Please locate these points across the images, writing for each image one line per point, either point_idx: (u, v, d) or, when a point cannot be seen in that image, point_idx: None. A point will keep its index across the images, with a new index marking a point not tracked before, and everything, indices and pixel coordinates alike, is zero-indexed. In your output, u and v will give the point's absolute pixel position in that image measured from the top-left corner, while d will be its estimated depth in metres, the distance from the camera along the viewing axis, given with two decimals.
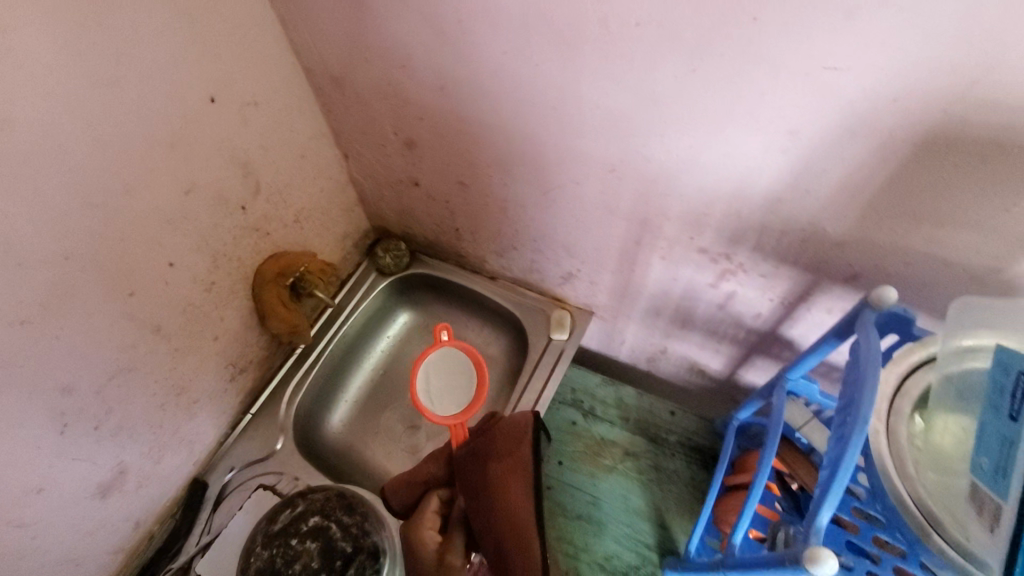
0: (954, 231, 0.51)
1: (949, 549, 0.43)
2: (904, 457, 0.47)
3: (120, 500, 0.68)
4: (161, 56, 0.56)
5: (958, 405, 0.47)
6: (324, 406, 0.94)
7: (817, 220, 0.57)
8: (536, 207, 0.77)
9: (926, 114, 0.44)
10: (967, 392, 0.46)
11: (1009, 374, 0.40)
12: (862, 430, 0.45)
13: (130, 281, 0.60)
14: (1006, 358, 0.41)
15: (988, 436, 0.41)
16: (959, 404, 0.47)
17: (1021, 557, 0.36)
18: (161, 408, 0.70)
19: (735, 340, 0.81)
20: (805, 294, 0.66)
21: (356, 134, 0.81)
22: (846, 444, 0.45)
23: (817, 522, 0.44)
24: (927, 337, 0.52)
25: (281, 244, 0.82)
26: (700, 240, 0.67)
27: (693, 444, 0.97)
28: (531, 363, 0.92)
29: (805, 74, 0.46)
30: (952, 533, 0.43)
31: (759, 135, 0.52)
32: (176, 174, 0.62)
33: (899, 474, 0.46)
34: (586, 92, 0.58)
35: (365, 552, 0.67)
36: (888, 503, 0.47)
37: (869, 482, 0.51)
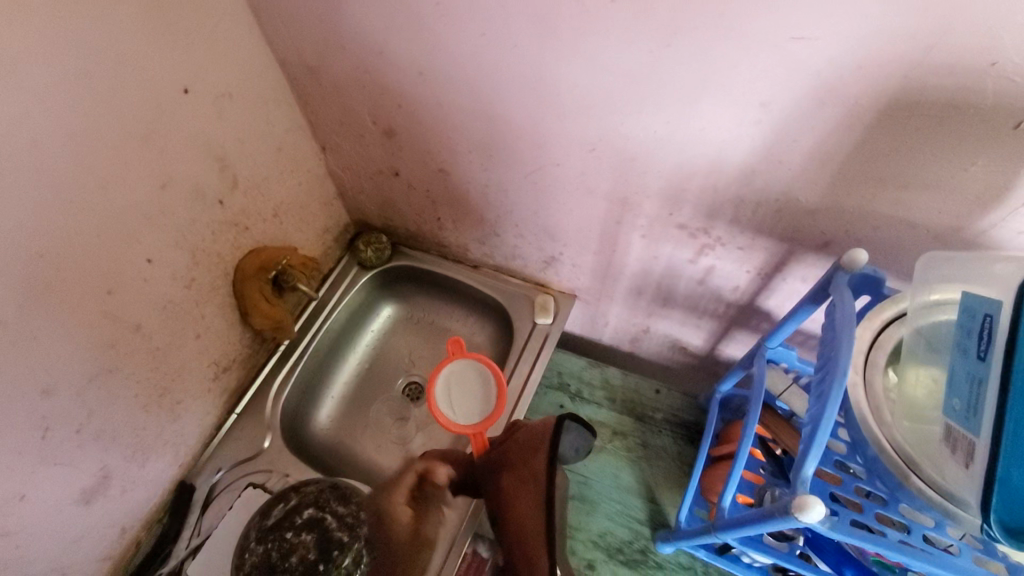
0: (917, 193, 0.52)
1: (927, 488, 0.43)
2: (881, 407, 0.47)
3: (105, 505, 0.69)
4: (128, 48, 0.54)
5: (929, 357, 0.46)
6: (312, 401, 0.95)
7: (791, 190, 0.57)
8: (516, 192, 0.76)
9: (888, 81, 0.44)
10: (937, 343, 0.46)
11: (976, 318, 0.40)
12: (841, 384, 0.45)
13: (108, 279, 0.59)
14: (973, 302, 0.40)
15: (958, 377, 0.40)
16: (930, 353, 0.46)
17: (998, 493, 0.36)
18: (144, 409, 0.70)
19: (715, 315, 0.82)
20: (780, 264, 0.67)
21: (334, 125, 0.79)
22: (826, 400, 0.46)
23: (802, 473, 0.45)
24: (898, 294, 0.52)
25: (261, 239, 0.81)
26: (678, 216, 0.67)
27: (678, 420, 0.99)
28: (516, 349, 0.93)
29: (775, 44, 0.45)
30: (929, 472, 0.44)
31: (732, 107, 0.51)
32: (151, 168, 0.60)
33: (877, 423, 0.46)
34: (563, 73, 0.56)
35: (361, 541, 0.67)
36: (869, 454, 0.47)
37: (852, 436, 0.50)
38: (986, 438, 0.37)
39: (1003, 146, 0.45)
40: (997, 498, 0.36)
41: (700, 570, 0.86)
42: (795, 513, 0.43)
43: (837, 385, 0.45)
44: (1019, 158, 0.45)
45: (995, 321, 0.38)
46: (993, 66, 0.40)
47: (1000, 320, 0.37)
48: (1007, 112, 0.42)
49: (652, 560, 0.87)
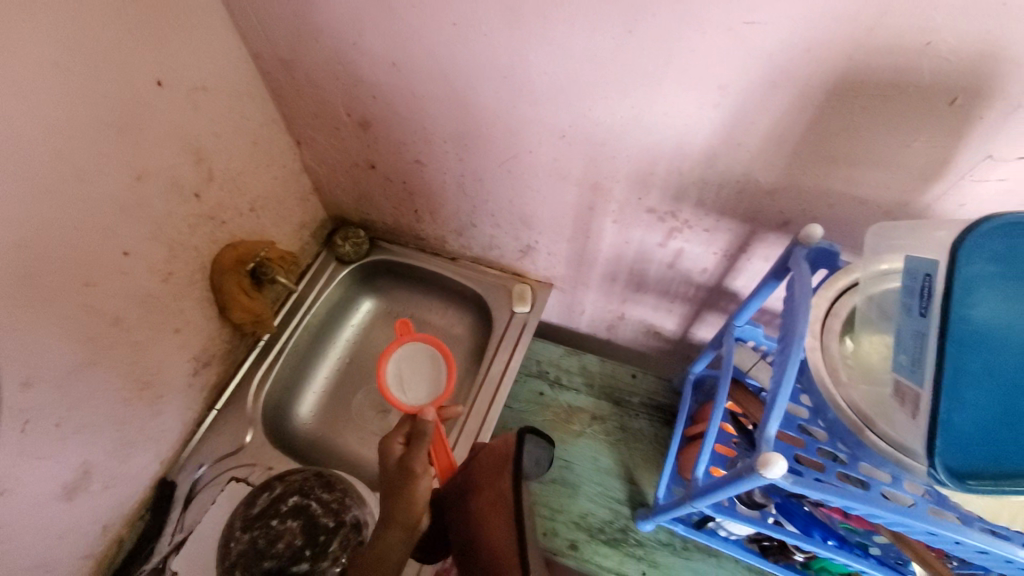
0: (864, 171, 0.55)
1: (881, 442, 0.46)
2: (839, 367, 0.50)
3: (87, 501, 0.68)
4: (103, 39, 0.54)
5: (880, 321, 0.49)
6: (292, 396, 0.96)
7: (750, 172, 0.60)
8: (492, 182, 0.78)
9: (835, 60, 0.47)
10: (886, 308, 0.48)
11: (917, 278, 0.42)
12: (799, 348, 0.48)
13: (86, 272, 0.59)
14: (915, 264, 0.43)
15: (905, 336, 0.42)
16: (881, 318, 0.49)
17: (939, 440, 0.37)
18: (125, 403, 0.70)
19: (685, 299, 0.86)
20: (744, 245, 0.70)
21: (309, 119, 0.80)
22: (787, 362, 0.48)
23: (766, 433, 0.47)
24: (850, 265, 0.55)
25: (238, 233, 0.81)
26: (647, 200, 0.70)
27: (655, 403, 1.02)
28: (495, 338, 0.94)
29: (729, 29, 0.48)
30: (882, 428, 0.46)
31: (692, 90, 0.54)
32: (128, 159, 0.60)
33: (833, 384, 0.49)
34: (533, 61, 0.58)
35: (347, 525, 0.68)
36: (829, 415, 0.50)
37: (814, 400, 0.53)
38: (927, 387, 0.38)
39: (941, 122, 0.48)
40: (939, 444, 0.38)
41: (678, 546, 0.89)
42: (761, 470, 0.45)
43: (795, 351, 0.48)
44: (955, 135, 0.49)
45: (932, 278, 0.40)
46: (928, 45, 0.43)
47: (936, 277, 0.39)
48: (943, 90, 0.46)
49: (632, 538, 0.89)
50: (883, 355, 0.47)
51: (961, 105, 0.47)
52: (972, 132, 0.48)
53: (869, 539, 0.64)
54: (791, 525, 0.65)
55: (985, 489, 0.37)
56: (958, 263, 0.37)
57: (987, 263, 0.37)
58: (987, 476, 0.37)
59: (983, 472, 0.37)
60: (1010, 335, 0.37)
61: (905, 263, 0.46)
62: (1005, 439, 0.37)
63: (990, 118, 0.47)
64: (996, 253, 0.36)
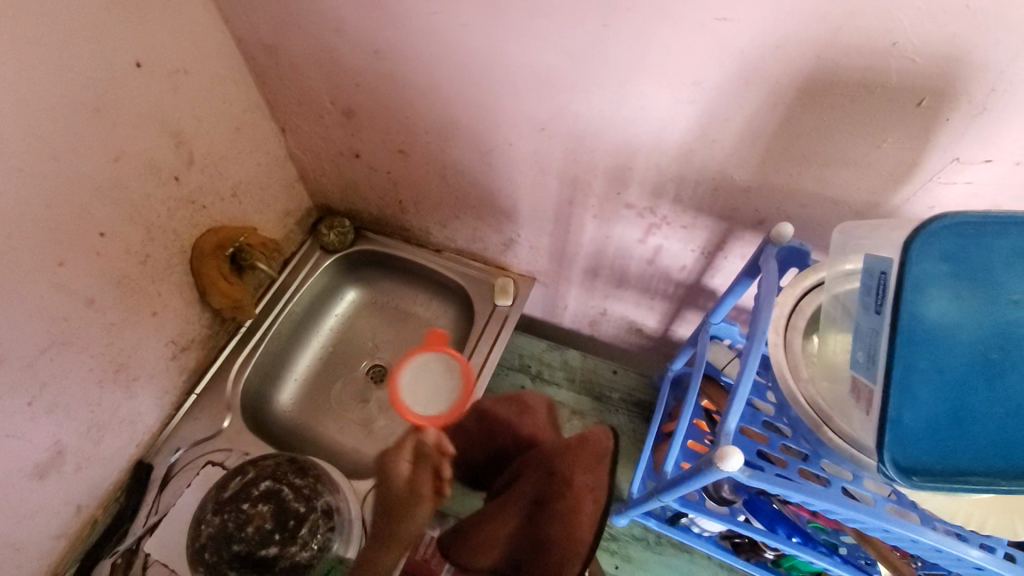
0: (836, 170, 0.55)
1: (838, 439, 0.46)
2: (799, 364, 0.51)
3: (59, 481, 0.69)
4: (80, 18, 0.54)
5: (842, 321, 0.49)
6: (273, 383, 0.96)
7: (725, 169, 0.60)
8: (474, 174, 0.78)
9: (805, 57, 0.47)
10: (849, 307, 0.49)
11: (874, 276, 0.42)
12: (759, 344, 0.49)
13: (59, 251, 0.59)
14: (872, 262, 0.43)
15: (862, 332, 0.42)
16: (844, 318, 0.49)
17: (889, 435, 0.38)
18: (99, 384, 0.70)
19: (665, 296, 0.86)
20: (721, 243, 0.71)
21: (293, 106, 0.80)
22: (746, 357, 0.49)
23: (725, 427, 0.48)
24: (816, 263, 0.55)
25: (219, 218, 0.81)
26: (626, 195, 0.70)
27: (634, 399, 1.02)
28: (476, 331, 0.95)
29: (701, 25, 0.48)
30: (839, 425, 0.47)
31: (667, 86, 0.54)
32: (104, 140, 0.60)
33: (794, 380, 0.50)
34: (511, 52, 0.58)
35: (318, 511, 0.68)
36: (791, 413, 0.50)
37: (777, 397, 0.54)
38: (880, 384, 0.39)
39: (910, 123, 0.49)
40: (889, 439, 0.38)
41: (651, 541, 0.90)
42: (718, 464, 0.46)
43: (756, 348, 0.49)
44: (924, 136, 0.49)
45: (887, 276, 0.40)
46: (894, 46, 0.44)
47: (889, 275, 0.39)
48: (911, 91, 0.46)
49: (606, 532, 0.90)
50: (843, 354, 0.48)
51: (928, 106, 0.47)
52: (938, 134, 0.49)
53: (834, 538, 0.64)
54: (756, 521, 0.67)
55: (933, 485, 0.38)
56: (910, 260, 0.37)
57: (938, 261, 0.37)
58: (936, 472, 0.38)
59: (932, 468, 0.38)
60: (959, 333, 0.38)
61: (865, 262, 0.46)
62: (953, 435, 0.38)
63: (956, 120, 0.47)
64: (947, 251, 0.37)
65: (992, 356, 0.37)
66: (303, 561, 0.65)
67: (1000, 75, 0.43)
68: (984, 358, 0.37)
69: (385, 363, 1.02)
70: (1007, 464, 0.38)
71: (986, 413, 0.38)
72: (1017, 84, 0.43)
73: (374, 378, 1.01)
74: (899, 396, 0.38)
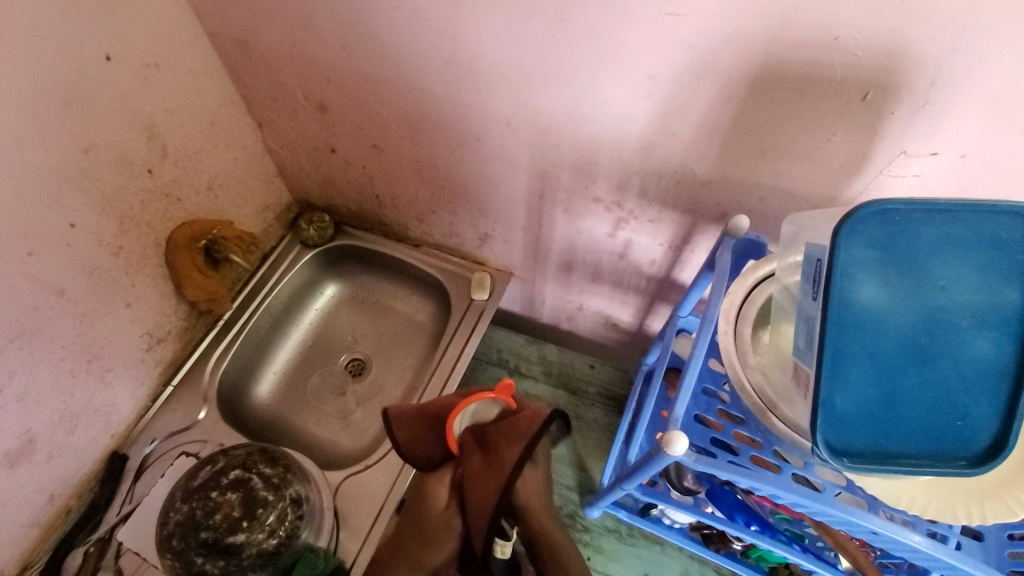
0: (791, 163, 0.56)
1: (781, 424, 0.47)
2: (746, 351, 0.52)
3: (30, 470, 0.69)
4: (49, 11, 0.55)
5: (788, 309, 0.50)
6: (251, 376, 0.97)
7: (685, 162, 0.61)
8: (447, 168, 0.79)
9: (752, 51, 0.48)
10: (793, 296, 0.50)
11: (813, 264, 0.43)
12: (708, 328, 0.52)
13: (27, 241, 0.60)
14: (814, 250, 0.44)
15: (803, 319, 0.44)
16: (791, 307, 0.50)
17: (819, 418, 0.39)
18: (71, 374, 0.71)
19: (638, 290, 0.87)
20: (687, 236, 0.72)
21: (268, 100, 0.81)
22: (696, 340, 0.52)
23: (675, 412, 0.49)
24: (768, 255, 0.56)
25: (195, 211, 0.82)
26: (594, 189, 0.71)
27: (610, 393, 1.04)
28: (453, 324, 0.96)
29: (652, 19, 0.49)
30: (782, 410, 0.48)
31: (624, 79, 0.55)
32: (74, 132, 0.61)
33: (741, 366, 0.51)
34: (474, 46, 0.59)
35: (286, 500, 0.69)
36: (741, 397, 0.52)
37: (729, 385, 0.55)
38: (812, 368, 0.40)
39: (857, 117, 0.50)
40: (821, 423, 0.39)
41: (624, 533, 0.90)
42: (665, 449, 0.47)
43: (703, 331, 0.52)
44: (871, 130, 0.50)
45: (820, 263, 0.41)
46: (836, 40, 0.45)
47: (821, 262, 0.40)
48: (856, 85, 0.47)
49: (579, 524, 0.91)
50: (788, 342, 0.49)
51: (872, 100, 0.48)
52: (884, 127, 0.50)
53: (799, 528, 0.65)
54: (715, 508, 0.67)
55: (863, 467, 0.39)
56: (837, 248, 0.38)
57: (865, 249, 0.38)
58: (866, 455, 0.39)
59: (861, 450, 0.39)
60: (889, 319, 0.38)
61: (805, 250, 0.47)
62: (882, 419, 0.39)
63: (900, 114, 0.48)
64: (874, 239, 0.38)
65: (920, 341, 0.38)
66: (270, 548, 0.66)
67: (939, 69, 0.44)
68: (913, 343, 0.38)
69: (364, 357, 1.03)
70: (936, 446, 0.39)
71: (915, 397, 0.39)
72: (955, 78, 0.44)
73: (352, 372, 1.02)
74: (829, 381, 0.39)
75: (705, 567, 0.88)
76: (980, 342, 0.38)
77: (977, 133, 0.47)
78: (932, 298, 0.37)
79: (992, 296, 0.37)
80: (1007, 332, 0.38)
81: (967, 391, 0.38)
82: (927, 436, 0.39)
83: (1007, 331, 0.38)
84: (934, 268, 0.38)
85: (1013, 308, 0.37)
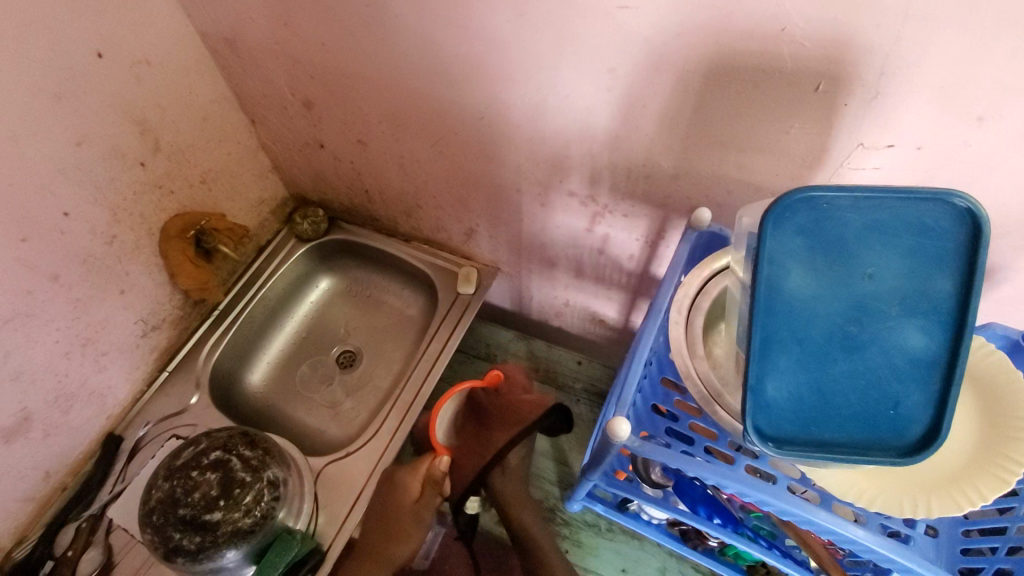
0: (752, 156, 0.56)
1: (725, 414, 0.49)
2: (695, 341, 0.53)
3: (26, 446, 0.73)
4: (40, 10, 0.59)
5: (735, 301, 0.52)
6: (245, 364, 1.00)
7: (651, 156, 0.62)
8: (428, 163, 0.81)
9: (703, 43, 0.49)
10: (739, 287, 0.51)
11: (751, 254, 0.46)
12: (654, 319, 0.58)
13: (22, 228, 0.63)
14: (752, 241, 0.47)
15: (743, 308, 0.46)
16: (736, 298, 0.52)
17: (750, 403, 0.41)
18: (66, 355, 0.74)
19: (621, 286, 0.86)
20: (661, 231, 0.72)
21: (259, 98, 0.84)
22: (645, 329, 0.58)
23: (625, 399, 0.53)
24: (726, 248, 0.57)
25: (188, 203, 0.85)
26: (568, 183, 0.72)
27: (597, 390, 1.04)
28: (438, 318, 0.97)
29: (604, 13, 0.50)
30: (728, 401, 0.50)
31: (585, 73, 0.56)
32: (66, 125, 0.65)
33: (690, 355, 0.53)
34: (442, 41, 0.61)
35: (263, 482, 0.72)
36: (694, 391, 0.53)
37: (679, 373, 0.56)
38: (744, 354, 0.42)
39: (813, 108, 0.50)
40: (754, 410, 0.41)
41: (602, 528, 0.89)
42: (609, 434, 0.49)
43: (648, 323, 0.58)
44: (827, 122, 0.50)
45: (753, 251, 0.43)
46: (783, 31, 0.45)
47: (754, 249, 0.42)
48: (806, 75, 0.48)
49: (558, 517, 0.90)
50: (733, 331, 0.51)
51: (825, 91, 0.48)
52: (840, 118, 0.50)
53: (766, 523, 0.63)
54: (682, 503, 0.65)
55: (794, 453, 0.41)
56: (764, 236, 0.40)
57: (793, 237, 0.40)
58: (797, 442, 0.41)
59: (790, 436, 0.41)
60: (818, 306, 0.41)
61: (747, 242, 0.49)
62: (815, 406, 0.41)
63: (854, 105, 0.48)
64: (803, 228, 0.40)
65: (849, 329, 0.41)
66: (245, 526, 0.69)
67: (886, 58, 0.44)
68: (842, 330, 0.41)
69: (355, 349, 1.04)
70: (869, 433, 0.41)
71: (845, 385, 0.41)
72: (903, 69, 0.44)
73: (342, 363, 1.03)
74: (759, 368, 0.41)
75: (684, 565, 0.85)
76: (909, 330, 0.40)
77: (930, 123, 0.47)
78: (860, 287, 0.40)
79: (918, 284, 0.40)
80: (935, 321, 0.40)
81: (899, 379, 0.41)
82: (859, 424, 0.41)
83: (937, 320, 0.40)
84: (862, 257, 0.40)
85: (940, 297, 0.39)
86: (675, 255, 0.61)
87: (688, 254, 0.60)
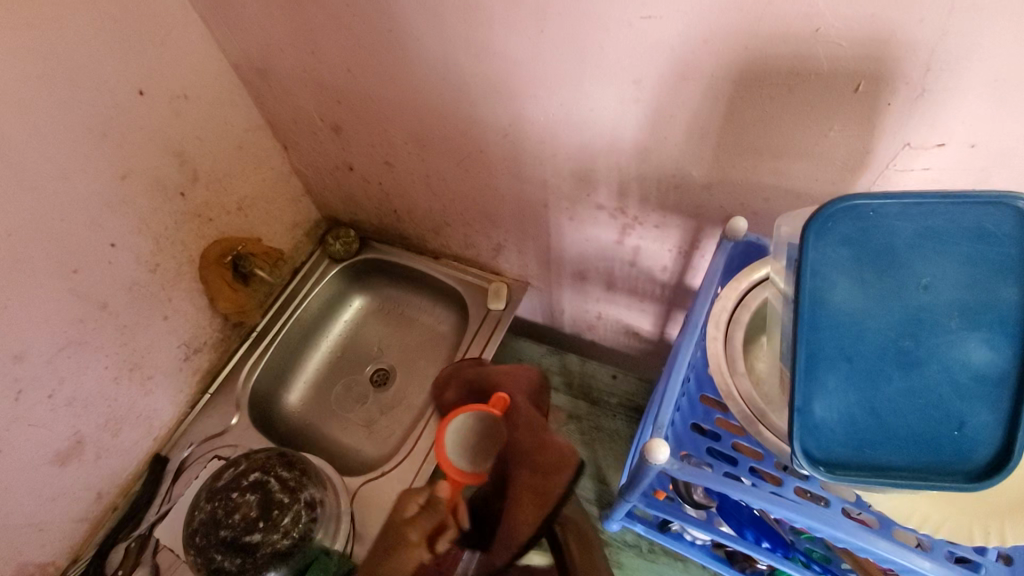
0: (789, 161, 0.54)
1: (768, 434, 0.47)
2: (735, 358, 0.52)
3: (80, 469, 0.76)
4: (86, 55, 0.62)
5: (774, 313, 0.51)
6: (283, 384, 1.01)
7: (682, 165, 0.60)
8: (455, 181, 0.81)
9: (732, 50, 0.47)
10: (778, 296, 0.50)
11: (792, 265, 0.45)
12: (691, 334, 0.56)
13: (73, 260, 0.67)
14: (792, 251, 0.46)
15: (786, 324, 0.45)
16: (774, 310, 0.51)
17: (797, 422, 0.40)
18: (115, 381, 0.77)
19: (654, 298, 0.83)
20: (695, 242, 0.69)
21: (290, 125, 0.86)
22: (680, 345, 0.56)
23: (662, 418, 0.51)
24: (760, 260, 0.56)
25: (225, 230, 0.88)
26: (596, 197, 0.70)
27: (634, 405, 0.99)
28: (470, 335, 0.97)
29: (627, 25, 0.50)
30: (772, 421, 0.48)
31: (609, 86, 0.56)
32: (111, 161, 0.68)
33: (730, 372, 0.51)
34: (465, 61, 0.62)
35: (301, 503, 0.74)
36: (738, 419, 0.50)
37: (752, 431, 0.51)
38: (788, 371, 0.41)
39: (851, 111, 0.47)
40: (801, 432, 0.40)
41: (644, 548, 0.85)
42: (646, 456, 0.47)
43: (685, 338, 0.56)
44: (869, 123, 0.48)
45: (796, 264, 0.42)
46: (817, 32, 0.43)
47: (794, 261, 0.42)
48: (843, 76, 0.45)
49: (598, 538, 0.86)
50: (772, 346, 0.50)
51: (866, 91, 0.46)
52: (883, 120, 0.47)
53: (820, 546, 0.57)
54: (727, 524, 0.60)
55: (849, 478, 0.39)
56: (806, 246, 0.40)
57: (836, 246, 0.40)
58: (850, 466, 0.39)
59: (844, 460, 0.39)
60: (867, 321, 0.40)
61: (785, 252, 0.48)
62: (868, 427, 0.40)
63: (898, 105, 0.46)
64: (846, 237, 0.39)
65: (904, 344, 0.39)
66: (284, 548, 0.71)
67: (932, 55, 0.41)
68: (897, 346, 0.39)
69: (389, 366, 1.05)
70: (931, 458, 0.39)
71: (902, 406, 0.39)
72: (951, 64, 0.41)
73: (376, 381, 1.03)
74: (806, 387, 0.40)
75: None
76: (971, 344, 0.38)
77: (983, 122, 0.44)
78: (913, 298, 0.39)
79: (980, 294, 0.38)
80: (1001, 334, 0.38)
81: (962, 399, 0.39)
82: (920, 448, 0.39)
83: (1002, 332, 0.38)
84: (914, 267, 0.39)
85: (1006, 308, 0.38)
86: (711, 263, 0.59)
87: (724, 264, 0.58)
